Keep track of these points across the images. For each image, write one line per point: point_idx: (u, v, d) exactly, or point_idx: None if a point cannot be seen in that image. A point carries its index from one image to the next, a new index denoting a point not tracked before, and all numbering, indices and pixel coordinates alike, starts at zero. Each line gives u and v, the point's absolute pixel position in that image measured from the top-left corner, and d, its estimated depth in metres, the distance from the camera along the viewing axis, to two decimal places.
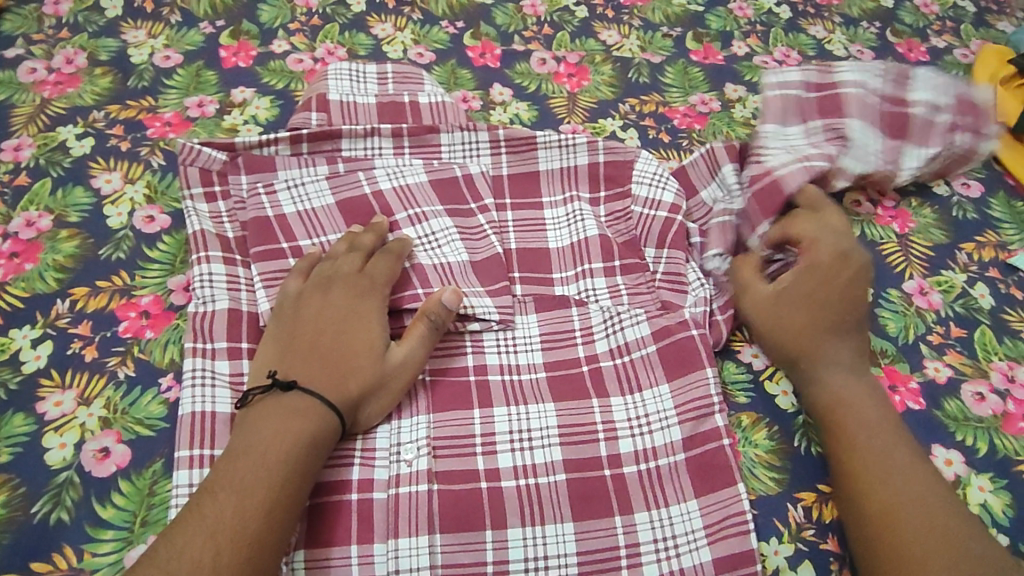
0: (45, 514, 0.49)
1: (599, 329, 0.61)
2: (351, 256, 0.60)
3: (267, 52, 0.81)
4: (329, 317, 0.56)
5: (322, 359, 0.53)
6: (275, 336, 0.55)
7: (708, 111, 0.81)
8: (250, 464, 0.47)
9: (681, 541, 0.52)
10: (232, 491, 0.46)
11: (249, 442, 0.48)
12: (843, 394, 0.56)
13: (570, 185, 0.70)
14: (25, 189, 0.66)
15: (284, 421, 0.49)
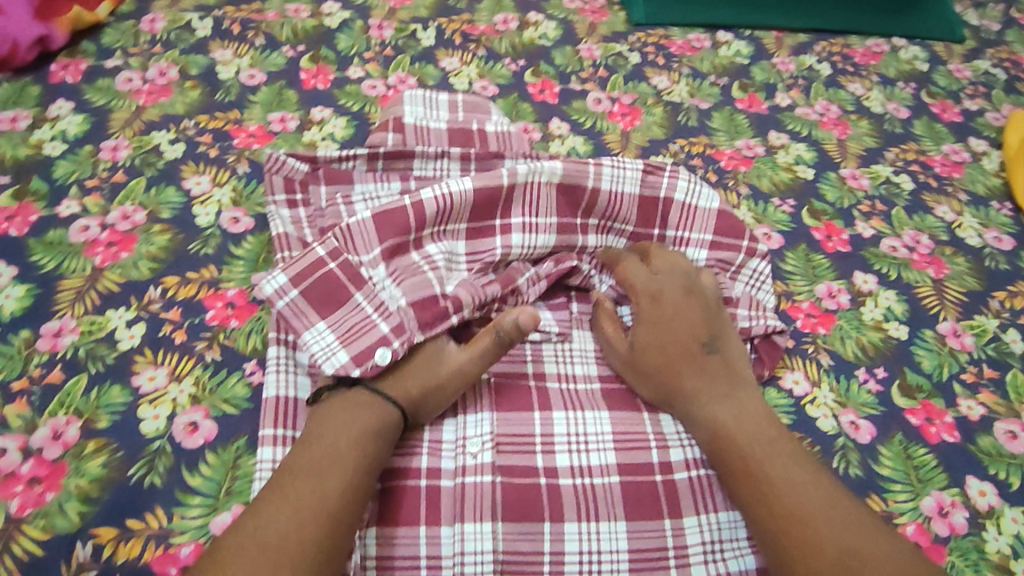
0: (140, 477, 0.53)
1: None
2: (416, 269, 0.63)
3: (343, 76, 0.87)
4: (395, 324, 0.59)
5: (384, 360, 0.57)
6: None
7: (752, 155, 0.86)
8: (327, 450, 0.51)
9: (726, 546, 0.55)
10: (308, 474, 0.49)
11: (321, 432, 0.52)
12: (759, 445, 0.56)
13: (611, 212, 0.69)
14: (121, 186, 0.72)
15: (350, 418, 0.53)
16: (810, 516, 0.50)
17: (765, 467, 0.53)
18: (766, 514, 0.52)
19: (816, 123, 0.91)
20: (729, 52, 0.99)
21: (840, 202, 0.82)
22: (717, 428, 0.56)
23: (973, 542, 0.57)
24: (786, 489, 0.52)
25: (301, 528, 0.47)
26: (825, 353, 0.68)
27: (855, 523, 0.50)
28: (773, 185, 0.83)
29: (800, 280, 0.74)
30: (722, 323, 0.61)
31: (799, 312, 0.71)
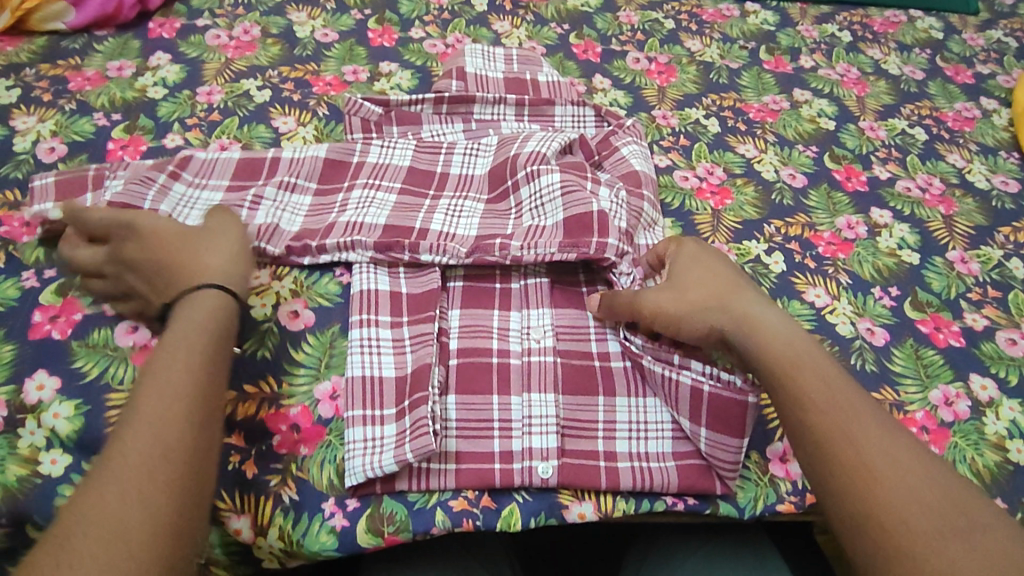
0: (253, 351, 0.62)
1: (517, 279, 0.68)
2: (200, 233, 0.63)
3: (406, 36, 0.96)
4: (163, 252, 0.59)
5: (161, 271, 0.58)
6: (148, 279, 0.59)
7: (778, 109, 0.94)
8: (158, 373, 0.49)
9: (652, 426, 0.61)
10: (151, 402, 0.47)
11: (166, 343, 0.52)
12: (798, 374, 0.52)
13: (463, 185, 0.75)
14: (217, 124, 0.82)
15: (177, 350, 0.51)
16: (853, 442, 0.47)
17: (809, 388, 0.51)
18: (834, 467, 0.47)
19: (837, 82, 0.99)
20: (757, 20, 1.08)
21: (859, 149, 0.90)
22: (789, 352, 0.53)
23: (975, 425, 0.65)
24: (844, 411, 0.49)
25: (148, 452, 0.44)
26: (844, 273, 0.76)
27: (929, 476, 0.45)
28: (798, 135, 0.91)
29: (821, 213, 0.82)
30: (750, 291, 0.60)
31: (821, 240, 0.79)
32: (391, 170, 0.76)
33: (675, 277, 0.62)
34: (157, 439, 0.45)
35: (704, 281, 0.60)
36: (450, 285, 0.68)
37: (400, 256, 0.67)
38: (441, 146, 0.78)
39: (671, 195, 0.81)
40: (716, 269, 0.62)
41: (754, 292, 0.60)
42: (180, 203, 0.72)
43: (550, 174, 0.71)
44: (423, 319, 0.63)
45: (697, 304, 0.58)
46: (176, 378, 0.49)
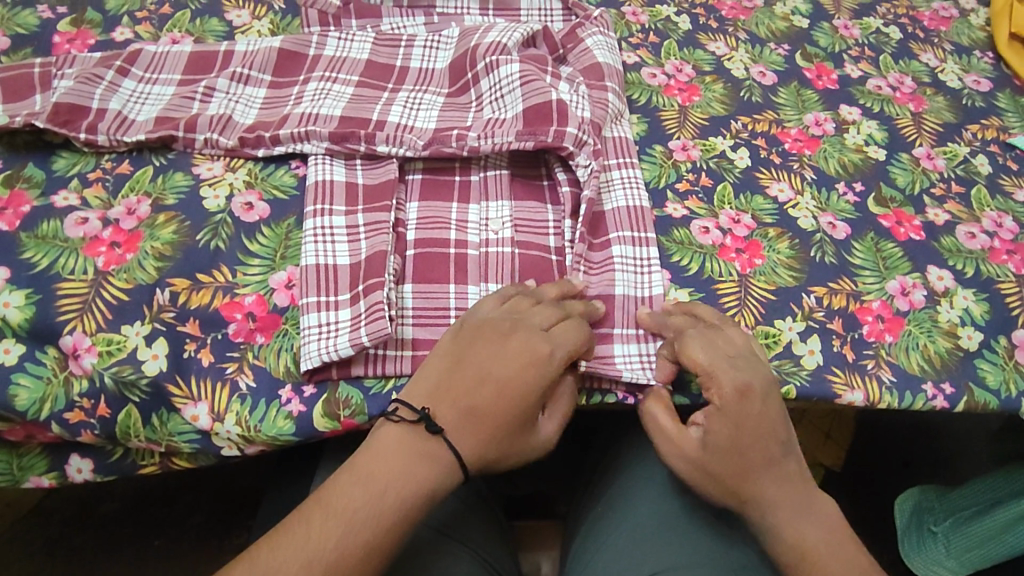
0: (207, 242, 0.61)
1: (476, 170, 0.68)
2: (541, 313, 0.56)
3: None
4: (495, 368, 0.54)
5: (478, 404, 0.53)
6: (439, 376, 0.54)
7: (751, 6, 0.91)
8: (383, 469, 0.51)
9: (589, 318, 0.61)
10: (368, 484, 0.51)
11: (384, 463, 0.51)
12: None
13: (423, 79, 0.73)
14: (167, 16, 0.78)
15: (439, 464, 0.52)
16: None
17: None
18: None
19: None
20: None
21: (832, 47, 0.88)
22: (796, 559, 0.54)
23: (929, 314, 0.66)
24: None
25: (335, 545, 0.48)
26: (809, 169, 0.75)
27: None
28: (770, 33, 0.89)
29: (790, 110, 0.80)
30: (786, 467, 0.55)
31: (788, 137, 0.78)
32: (348, 63, 0.73)
33: (709, 437, 0.54)
34: (347, 509, 0.50)
35: (733, 450, 0.54)
36: (408, 178, 0.67)
37: (355, 147, 0.66)
38: (400, 38, 0.76)
39: (639, 91, 0.80)
40: (763, 426, 0.54)
41: (790, 468, 0.55)
42: (131, 99, 0.69)
43: (509, 65, 0.69)
44: (379, 208, 0.63)
45: (724, 475, 0.54)
46: (425, 467, 0.52)
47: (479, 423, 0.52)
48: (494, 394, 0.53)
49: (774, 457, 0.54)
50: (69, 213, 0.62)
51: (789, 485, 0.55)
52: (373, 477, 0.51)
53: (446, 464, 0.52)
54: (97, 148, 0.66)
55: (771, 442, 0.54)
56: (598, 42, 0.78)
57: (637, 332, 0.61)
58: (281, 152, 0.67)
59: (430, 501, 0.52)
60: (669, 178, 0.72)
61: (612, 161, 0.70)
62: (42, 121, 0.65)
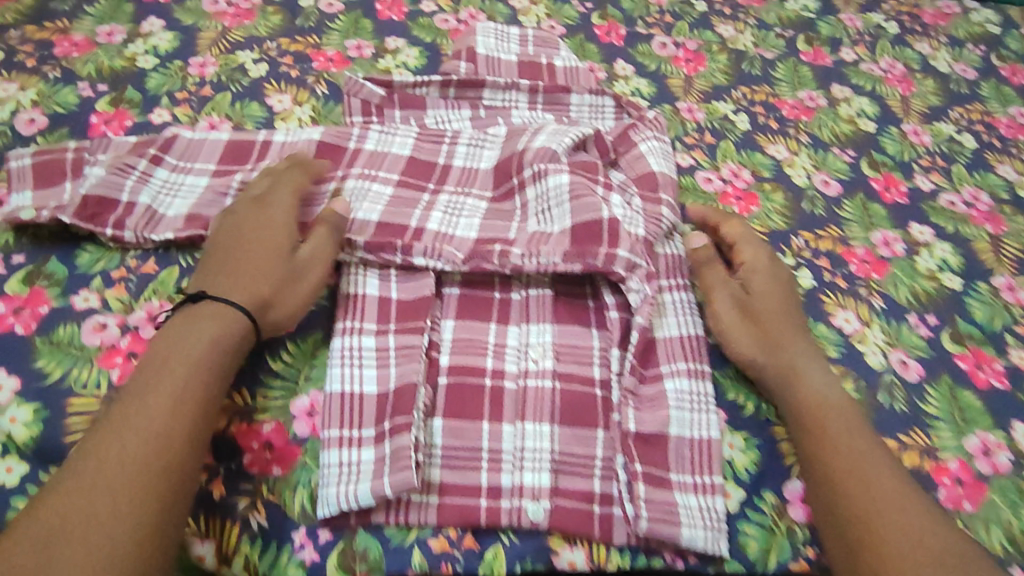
0: (227, 358, 0.58)
1: (517, 285, 0.63)
2: (284, 196, 0.62)
3: (417, 10, 0.90)
4: (247, 232, 0.59)
5: (238, 267, 0.57)
6: (208, 262, 0.58)
7: (814, 106, 0.87)
8: (189, 326, 0.53)
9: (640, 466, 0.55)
10: (131, 427, 0.47)
11: (139, 395, 0.49)
12: (819, 400, 0.57)
13: (466, 181, 0.69)
14: (207, 98, 0.76)
15: (164, 372, 0.50)
16: (869, 526, 0.50)
17: (840, 435, 0.55)
18: (827, 481, 0.53)
19: (881, 79, 0.91)
20: (797, 6, 0.99)
21: (900, 156, 0.83)
22: (819, 401, 0.57)
23: (1013, 480, 0.59)
24: (863, 458, 0.53)
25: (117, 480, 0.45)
26: (878, 296, 0.69)
27: (933, 527, 0.50)
28: (834, 136, 0.84)
29: (855, 227, 0.75)
30: (807, 342, 0.61)
31: (854, 257, 0.72)
32: (389, 159, 0.70)
33: (749, 302, 0.62)
34: (119, 453, 0.46)
35: (772, 311, 0.62)
36: (446, 292, 0.63)
37: (390, 258, 0.62)
38: (445, 134, 0.73)
39: (692, 199, 0.75)
40: (785, 309, 0.63)
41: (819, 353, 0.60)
42: (163, 190, 0.66)
43: (558, 175, 0.65)
44: (411, 329, 0.59)
45: (756, 338, 0.61)
46: (160, 386, 0.49)
47: (242, 278, 0.56)
48: (256, 237, 0.59)
49: (800, 344, 0.60)
50: (87, 316, 0.59)
51: (819, 360, 0.60)
52: (144, 387, 0.49)
53: (190, 360, 0.51)
54: (124, 245, 0.63)
55: (790, 302, 0.63)
56: (653, 148, 0.74)
57: (696, 481, 0.55)
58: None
59: (173, 417, 0.49)
60: None
61: (664, 281, 0.65)
62: (69, 216, 0.62)
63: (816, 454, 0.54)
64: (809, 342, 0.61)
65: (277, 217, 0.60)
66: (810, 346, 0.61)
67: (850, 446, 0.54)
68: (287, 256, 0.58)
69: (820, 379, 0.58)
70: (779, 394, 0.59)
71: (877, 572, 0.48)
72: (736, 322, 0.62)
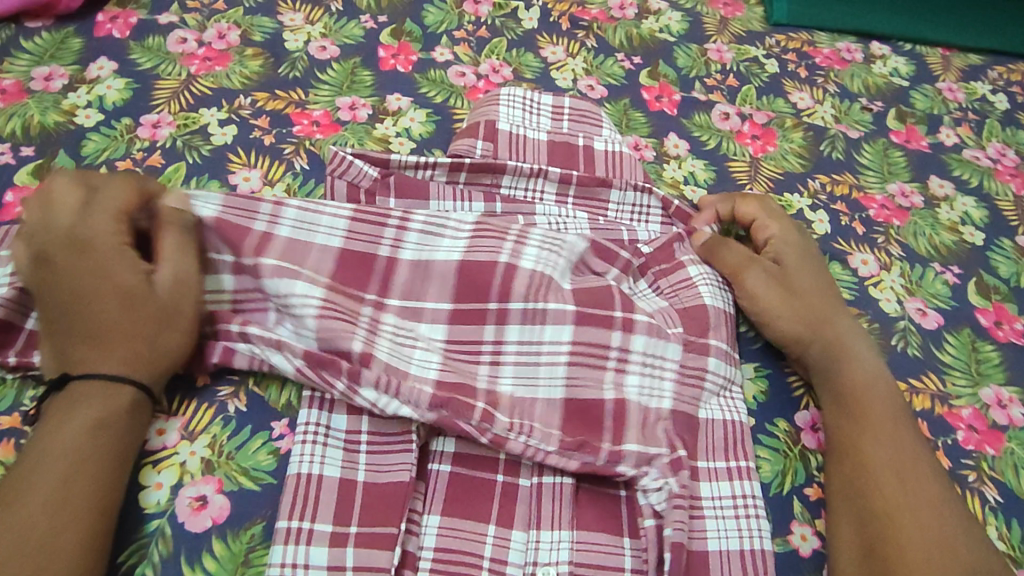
0: (130, 567, 0.42)
1: (526, 465, 0.49)
2: (69, 194, 0.48)
3: (428, 58, 0.74)
4: (86, 266, 0.45)
5: (100, 318, 0.45)
6: (48, 317, 0.45)
7: (908, 206, 0.71)
8: (62, 414, 0.42)
9: None
10: (44, 469, 0.41)
11: (50, 446, 0.42)
12: (856, 381, 0.53)
13: (487, 286, 0.52)
14: (156, 171, 0.61)
15: (70, 425, 0.42)
16: (908, 509, 0.47)
17: (881, 429, 0.51)
18: (867, 479, 0.49)
19: (989, 171, 0.75)
20: (885, 70, 0.83)
21: (1015, 280, 0.67)
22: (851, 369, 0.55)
23: None
24: (904, 465, 0.49)
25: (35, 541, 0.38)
26: (991, 485, 0.55)
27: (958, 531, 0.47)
28: (933, 249, 0.68)
29: (960, 379, 0.60)
30: (846, 318, 0.57)
31: (961, 421, 0.58)
32: (436, 276, 0.51)
33: (787, 276, 0.58)
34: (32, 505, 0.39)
35: (812, 287, 0.58)
36: (431, 470, 0.48)
37: (333, 378, 0.47)
38: (510, 229, 0.53)
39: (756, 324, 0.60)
40: (823, 282, 0.59)
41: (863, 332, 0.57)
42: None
43: (560, 323, 0.50)
44: (377, 540, 0.44)
45: (799, 312, 0.56)
46: (68, 442, 0.42)
47: (123, 348, 0.44)
48: (92, 291, 0.45)
49: (843, 322, 0.56)
50: None
51: (856, 330, 0.56)
52: (47, 446, 0.42)
53: (96, 393, 0.43)
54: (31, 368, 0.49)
55: (824, 277, 0.59)
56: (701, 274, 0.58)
57: None
58: (246, 352, 0.49)
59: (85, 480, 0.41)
60: (795, 479, 0.53)
61: (703, 461, 0.51)
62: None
63: (857, 443, 0.51)
64: (842, 314, 0.57)
65: (115, 237, 0.47)
66: (851, 324, 0.57)
67: (896, 451, 0.50)
68: (147, 288, 0.46)
69: (866, 366, 0.54)
70: (819, 367, 0.55)
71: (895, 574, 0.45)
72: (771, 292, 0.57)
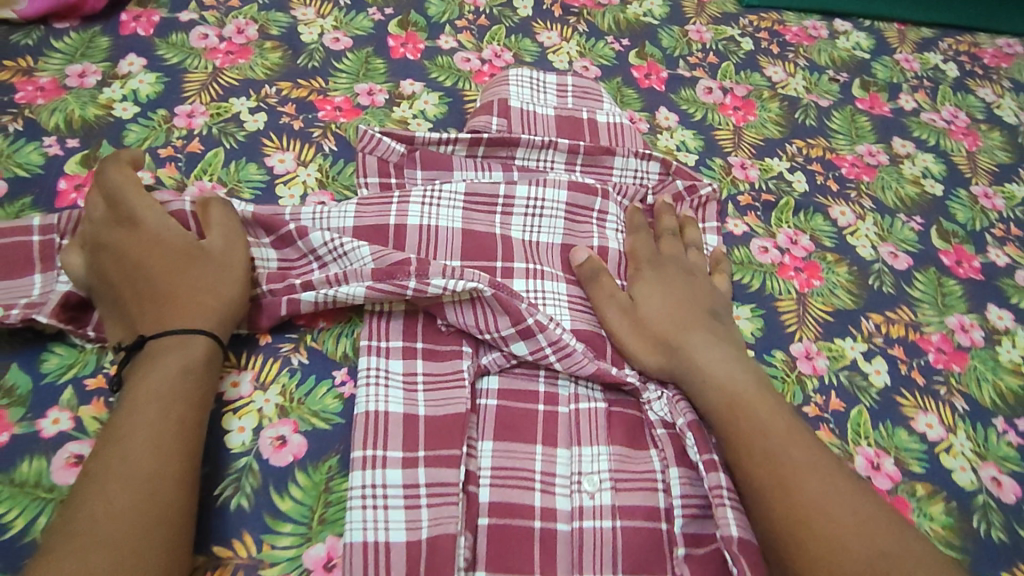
0: (226, 499, 0.48)
1: (563, 395, 0.55)
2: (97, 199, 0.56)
3: (434, 46, 0.80)
4: (137, 247, 0.53)
5: (161, 286, 0.52)
6: (116, 300, 0.53)
7: (875, 163, 0.79)
8: (151, 365, 0.48)
9: None
10: (150, 403, 0.46)
11: (150, 385, 0.47)
12: (741, 395, 0.53)
13: (533, 256, 0.62)
14: (198, 156, 0.65)
15: (161, 369, 0.48)
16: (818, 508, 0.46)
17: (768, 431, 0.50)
18: (774, 491, 0.47)
19: (944, 131, 0.83)
20: (848, 44, 0.91)
21: (972, 224, 0.76)
22: (731, 398, 0.53)
23: None
24: (800, 461, 0.48)
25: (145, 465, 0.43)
26: (959, 396, 0.63)
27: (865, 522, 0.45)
28: (899, 201, 0.76)
29: (928, 310, 0.68)
30: (706, 341, 0.56)
31: (930, 345, 0.66)
32: (442, 238, 0.61)
33: (646, 306, 0.59)
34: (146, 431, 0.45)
35: (667, 316, 0.58)
36: (481, 405, 0.54)
37: (402, 284, 0.54)
38: (498, 197, 0.64)
39: (749, 274, 0.67)
40: (687, 309, 0.59)
41: (726, 353, 0.56)
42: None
43: (556, 281, 0.61)
44: (444, 460, 0.50)
45: (659, 341, 0.57)
46: (173, 384, 0.47)
47: (190, 308, 0.51)
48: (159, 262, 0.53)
49: (702, 354, 0.55)
50: (59, 444, 0.50)
51: (720, 359, 0.55)
52: (147, 385, 0.47)
53: (176, 344, 0.49)
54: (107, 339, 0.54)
55: (693, 305, 0.59)
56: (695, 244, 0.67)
57: None
58: (309, 301, 0.55)
59: (180, 405, 0.47)
60: (794, 401, 0.60)
61: None
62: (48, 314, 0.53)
63: (750, 454, 0.50)
64: (696, 341, 0.56)
65: (156, 219, 0.55)
66: (715, 348, 0.56)
67: (789, 455, 0.49)
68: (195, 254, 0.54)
69: (740, 387, 0.53)
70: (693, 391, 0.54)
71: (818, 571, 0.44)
72: (627, 324, 0.58)
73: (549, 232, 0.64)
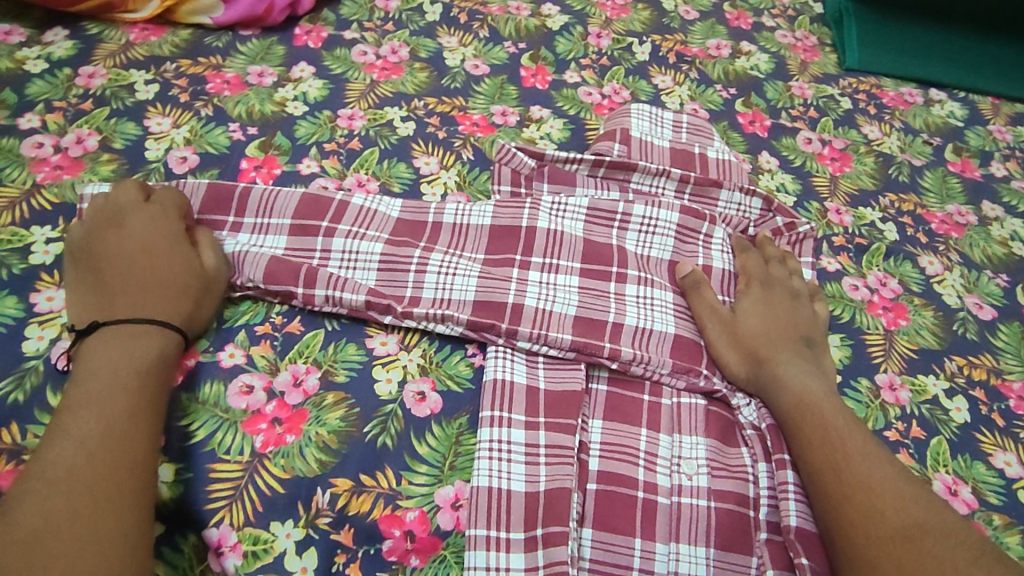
0: (374, 436, 0.55)
1: (667, 391, 0.61)
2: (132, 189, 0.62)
3: (561, 79, 0.89)
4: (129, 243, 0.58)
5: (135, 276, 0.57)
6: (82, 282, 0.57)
7: (964, 223, 0.83)
8: (107, 353, 0.52)
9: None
10: (81, 410, 0.49)
11: (109, 377, 0.51)
12: (810, 395, 0.58)
13: (645, 266, 0.67)
14: (356, 153, 0.75)
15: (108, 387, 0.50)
16: (865, 488, 0.52)
17: (831, 421, 0.56)
18: (830, 473, 0.53)
19: None
20: (942, 112, 0.96)
21: None
22: (800, 399, 0.58)
23: None
24: (853, 447, 0.54)
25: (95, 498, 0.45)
26: None
27: (906, 500, 0.51)
28: (986, 258, 0.80)
29: (1010, 359, 0.72)
30: (789, 355, 0.62)
31: (1011, 391, 0.69)
32: (567, 243, 0.67)
33: (742, 316, 0.65)
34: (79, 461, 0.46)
35: (759, 331, 0.64)
36: (593, 387, 0.61)
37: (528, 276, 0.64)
38: (617, 213, 0.70)
39: (840, 307, 0.73)
40: (778, 326, 0.64)
41: (806, 368, 0.61)
42: (344, 262, 0.64)
43: (664, 290, 0.66)
44: (562, 427, 0.57)
45: (743, 346, 0.62)
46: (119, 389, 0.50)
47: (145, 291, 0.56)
48: (125, 261, 0.57)
49: (782, 366, 0.61)
50: (234, 375, 0.57)
51: (801, 374, 0.60)
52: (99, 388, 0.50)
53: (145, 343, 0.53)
54: (312, 308, 0.61)
55: (789, 323, 0.65)
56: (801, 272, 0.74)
57: None
58: (462, 286, 0.62)
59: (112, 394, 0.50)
60: (876, 424, 0.65)
61: None
62: (259, 282, 0.61)
63: (813, 436, 0.56)
64: (781, 355, 0.62)
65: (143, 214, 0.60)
66: (796, 363, 0.61)
67: (849, 443, 0.55)
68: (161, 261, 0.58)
69: (810, 390, 0.59)
70: (766, 395, 0.60)
71: (860, 533, 0.50)
72: (718, 331, 0.63)
73: (656, 247, 0.70)
